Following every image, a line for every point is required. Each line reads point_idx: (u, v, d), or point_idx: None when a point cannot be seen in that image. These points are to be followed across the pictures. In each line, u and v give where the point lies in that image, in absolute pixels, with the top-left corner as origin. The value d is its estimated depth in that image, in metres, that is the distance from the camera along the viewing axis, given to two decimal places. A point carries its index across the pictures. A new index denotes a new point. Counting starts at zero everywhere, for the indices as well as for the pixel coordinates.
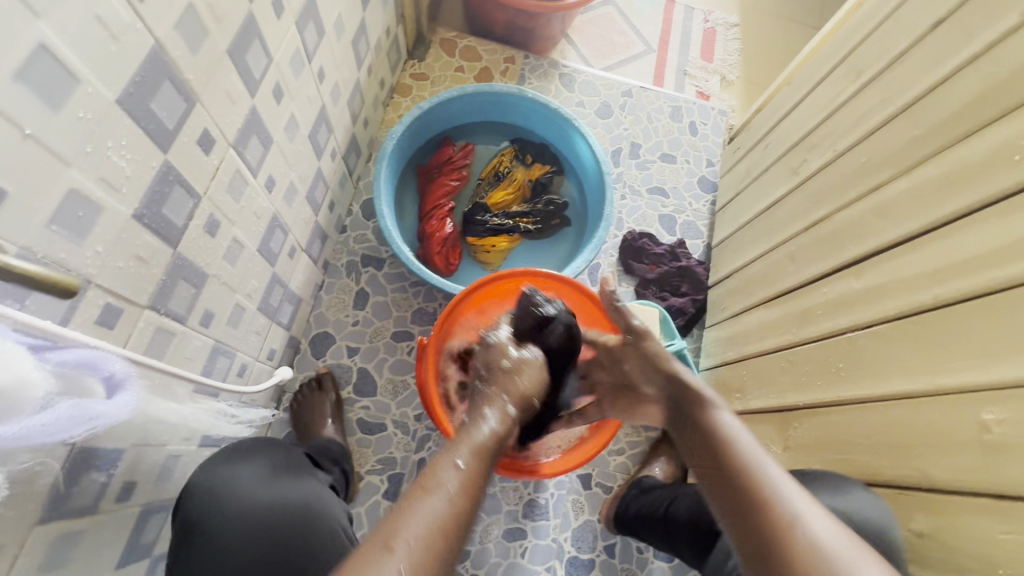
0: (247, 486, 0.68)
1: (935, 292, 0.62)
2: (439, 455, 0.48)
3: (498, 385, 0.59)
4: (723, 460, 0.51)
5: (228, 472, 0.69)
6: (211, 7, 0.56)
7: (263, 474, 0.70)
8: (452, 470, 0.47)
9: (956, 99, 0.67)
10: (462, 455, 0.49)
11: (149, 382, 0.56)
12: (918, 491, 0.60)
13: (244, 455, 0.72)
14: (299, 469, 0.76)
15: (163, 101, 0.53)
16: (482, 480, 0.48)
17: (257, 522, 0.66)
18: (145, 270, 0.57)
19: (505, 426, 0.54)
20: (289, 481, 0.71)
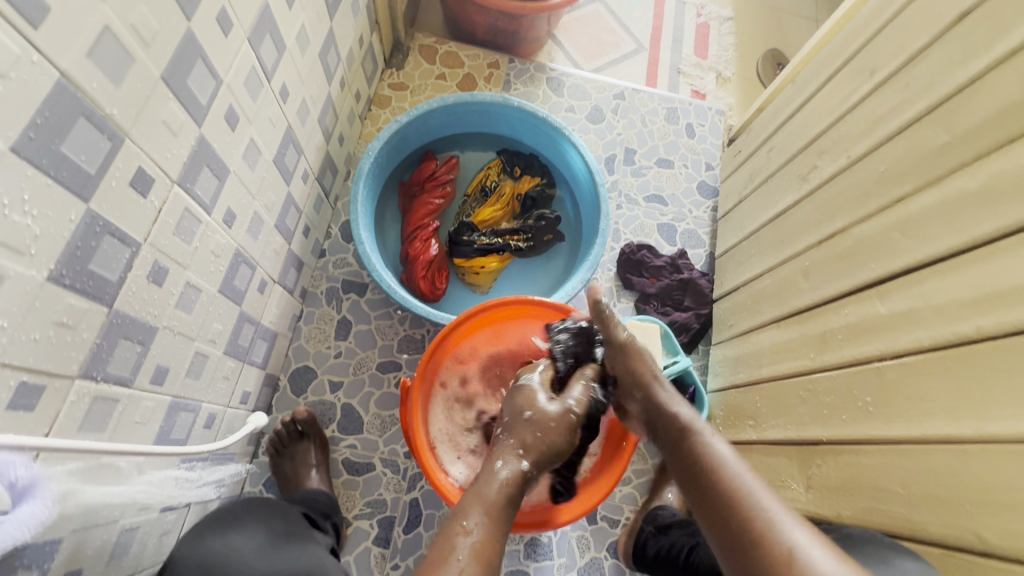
0: (243, 561, 0.60)
1: (978, 322, 0.55)
2: (454, 526, 0.55)
3: (520, 438, 0.64)
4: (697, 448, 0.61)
5: (223, 545, 0.61)
6: (137, 29, 0.48)
7: (264, 543, 0.63)
8: (464, 536, 0.53)
9: (991, 102, 0.60)
10: (473, 521, 0.55)
11: (81, 465, 0.49)
12: (967, 552, 0.52)
13: (238, 523, 0.65)
14: (302, 534, 0.68)
15: (78, 143, 0.45)
16: (493, 544, 0.54)
17: None
18: (69, 337, 0.49)
19: (524, 476, 0.61)
20: (288, 551, 0.63)
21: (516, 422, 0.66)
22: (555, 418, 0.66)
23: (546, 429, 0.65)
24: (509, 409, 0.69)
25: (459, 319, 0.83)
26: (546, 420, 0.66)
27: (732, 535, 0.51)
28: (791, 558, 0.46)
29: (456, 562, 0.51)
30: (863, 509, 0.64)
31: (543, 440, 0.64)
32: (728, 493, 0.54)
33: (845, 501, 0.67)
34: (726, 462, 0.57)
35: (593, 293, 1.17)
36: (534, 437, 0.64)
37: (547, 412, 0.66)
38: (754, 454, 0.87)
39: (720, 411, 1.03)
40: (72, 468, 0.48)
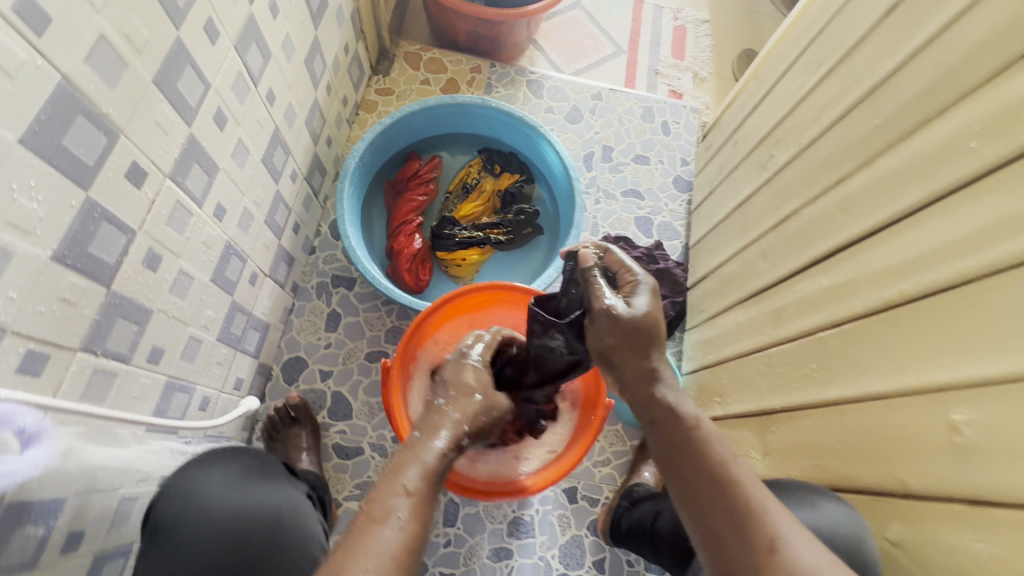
0: (212, 492, 0.68)
1: (900, 287, 0.60)
2: (388, 485, 0.53)
3: (459, 407, 0.63)
4: (684, 433, 0.57)
5: (201, 474, 0.69)
6: (129, 38, 0.54)
7: (238, 476, 0.71)
8: (402, 497, 0.52)
9: (911, 87, 0.65)
10: (412, 480, 0.54)
11: (83, 428, 0.55)
12: (894, 496, 0.56)
13: (215, 459, 0.72)
14: (275, 471, 0.77)
15: (78, 137, 0.51)
16: (430, 503, 0.54)
17: (230, 520, 0.67)
18: (72, 312, 0.55)
19: (456, 445, 0.59)
20: (262, 484, 0.72)
21: (461, 396, 0.65)
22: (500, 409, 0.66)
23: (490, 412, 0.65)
24: (450, 377, 0.69)
25: (451, 293, 0.88)
26: (494, 406, 0.66)
27: (716, 524, 0.52)
28: (773, 549, 0.49)
29: (391, 523, 0.50)
30: (810, 468, 0.68)
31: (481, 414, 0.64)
32: (715, 477, 0.53)
33: (796, 463, 0.71)
34: (713, 444, 0.56)
35: None
36: (479, 419, 0.64)
37: (494, 396, 0.67)
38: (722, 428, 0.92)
39: (692, 392, 1.07)
40: (74, 430, 0.54)
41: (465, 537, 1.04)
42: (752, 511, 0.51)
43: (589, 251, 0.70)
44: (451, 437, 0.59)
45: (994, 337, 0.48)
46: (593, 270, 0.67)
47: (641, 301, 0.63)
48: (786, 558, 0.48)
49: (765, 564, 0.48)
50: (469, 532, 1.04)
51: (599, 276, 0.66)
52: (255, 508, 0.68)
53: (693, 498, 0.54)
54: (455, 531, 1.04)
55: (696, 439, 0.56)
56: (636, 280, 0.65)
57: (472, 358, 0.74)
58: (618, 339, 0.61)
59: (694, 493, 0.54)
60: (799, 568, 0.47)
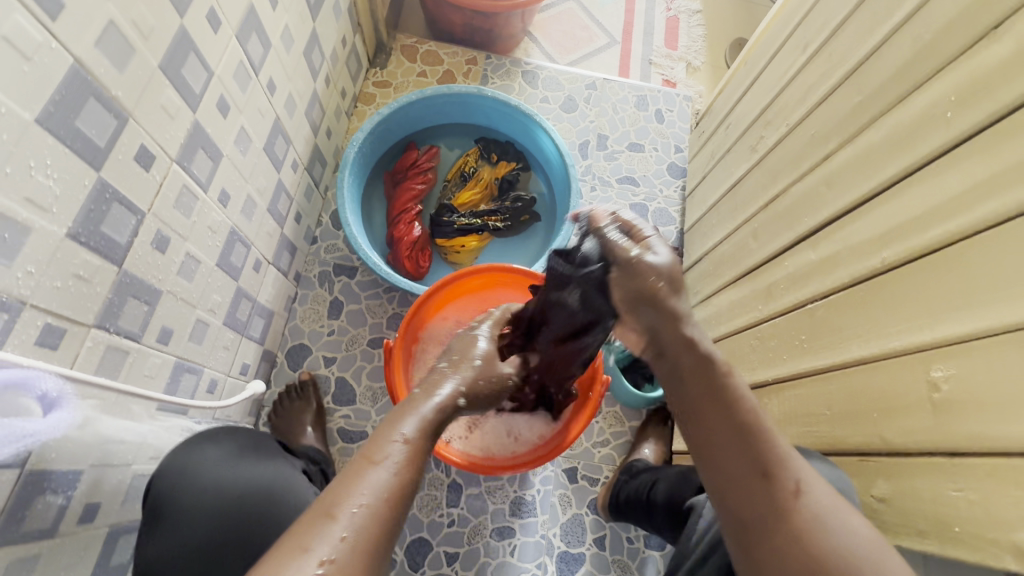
0: (211, 467, 0.70)
1: (882, 256, 0.62)
2: (384, 429, 0.53)
3: (461, 370, 0.66)
4: (711, 385, 0.55)
5: (195, 453, 0.71)
6: (136, 24, 0.56)
7: (231, 452, 0.73)
8: (396, 442, 0.52)
9: (890, 64, 0.67)
10: (409, 428, 0.54)
11: (98, 401, 0.57)
12: (878, 455, 0.58)
13: (211, 437, 0.74)
14: (270, 448, 0.79)
15: (90, 119, 0.53)
16: (424, 452, 0.53)
17: (229, 488, 0.69)
18: (87, 289, 0.57)
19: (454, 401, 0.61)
20: (257, 460, 0.74)
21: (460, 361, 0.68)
22: (495, 372, 0.70)
23: (488, 379, 0.68)
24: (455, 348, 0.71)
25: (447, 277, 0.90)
26: (489, 372, 0.69)
27: (739, 474, 0.51)
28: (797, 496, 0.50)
29: (382, 465, 0.49)
30: (800, 436, 0.71)
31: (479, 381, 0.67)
32: (744, 428, 0.52)
33: (787, 432, 0.74)
34: (740, 397, 0.54)
35: None
36: (477, 382, 0.66)
37: (492, 365, 0.70)
38: None
39: None
40: (88, 403, 0.56)
41: (469, 517, 1.06)
42: (777, 461, 0.51)
43: (601, 210, 0.63)
44: (453, 393, 0.61)
45: (970, 295, 0.51)
46: (608, 227, 0.62)
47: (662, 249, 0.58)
48: (809, 505, 0.49)
49: (786, 513, 0.49)
50: (472, 512, 1.06)
51: (614, 234, 0.61)
52: (251, 482, 0.71)
53: (716, 448, 0.53)
54: (458, 511, 1.06)
55: (723, 391, 0.54)
56: (654, 236, 0.59)
57: (480, 332, 0.76)
58: (651, 284, 0.56)
59: (718, 443, 0.53)
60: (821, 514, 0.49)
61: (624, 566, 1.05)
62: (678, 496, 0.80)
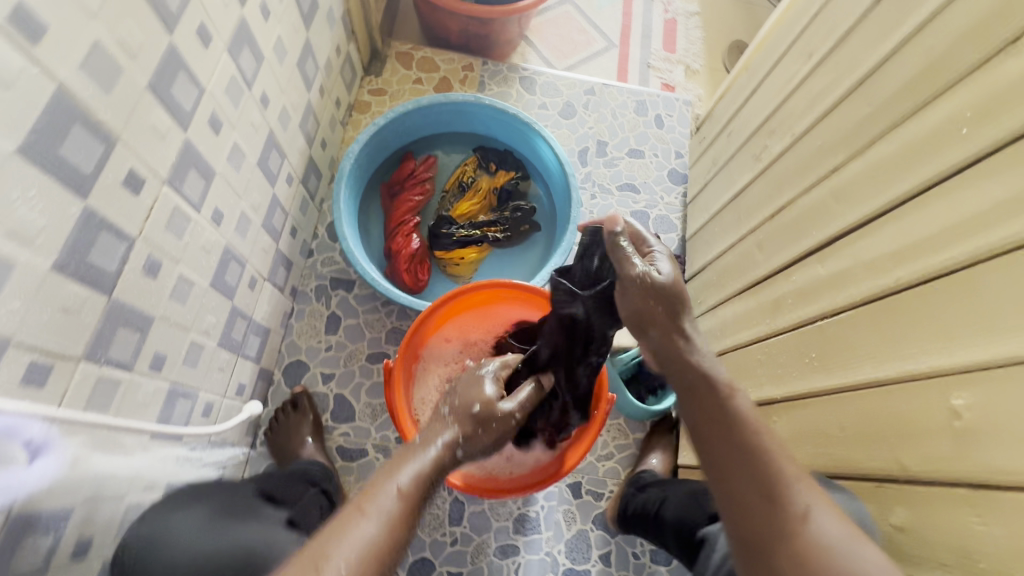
0: (183, 538, 0.63)
1: (896, 274, 0.60)
2: (381, 478, 0.54)
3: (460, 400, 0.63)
4: (717, 404, 0.57)
5: (164, 523, 0.64)
6: (123, 43, 0.54)
7: (206, 518, 0.66)
8: (389, 493, 0.52)
9: (901, 76, 0.65)
10: (404, 477, 0.54)
11: (88, 438, 0.55)
12: (897, 481, 0.57)
13: (183, 501, 0.67)
14: (249, 510, 0.71)
15: (75, 145, 0.51)
16: (417, 504, 0.54)
17: (199, 565, 0.61)
18: (75, 320, 0.54)
19: (451, 449, 0.58)
20: (232, 524, 0.66)
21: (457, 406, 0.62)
22: (499, 412, 0.63)
23: (490, 426, 0.62)
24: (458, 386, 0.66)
25: (455, 291, 0.88)
26: (490, 415, 0.62)
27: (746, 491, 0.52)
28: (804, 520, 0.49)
29: (370, 519, 0.51)
30: (812, 456, 0.69)
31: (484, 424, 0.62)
32: (749, 452, 0.54)
33: (797, 451, 0.72)
34: (745, 417, 0.56)
35: None
36: (476, 431, 0.61)
37: (493, 408, 0.62)
38: None
39: None
40: (80, 440, 0.54)
41: (472, 535, 1.04)
42: (783, 485, 0.52)
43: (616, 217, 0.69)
44: (451, 441, 0.59)
45: (990, 319, 0.49)
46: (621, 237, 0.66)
47: (670, 265, 0.65)
48: (816, 530, 0.49)
49: (795, 532, 0.49)
50: (476, 530, 1.05)
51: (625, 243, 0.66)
52: (216, 558, 0.62)
53: (722, 466, 0.54)
54: (461, 529, 1.05)
55: (727, 410, 0.57)
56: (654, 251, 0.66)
57: (487, 370, 0.69)
58: (650, 307, 0.62)
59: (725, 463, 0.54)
60: (830, 541, 0.48)
61: None
62: (691, 512, 0.78)
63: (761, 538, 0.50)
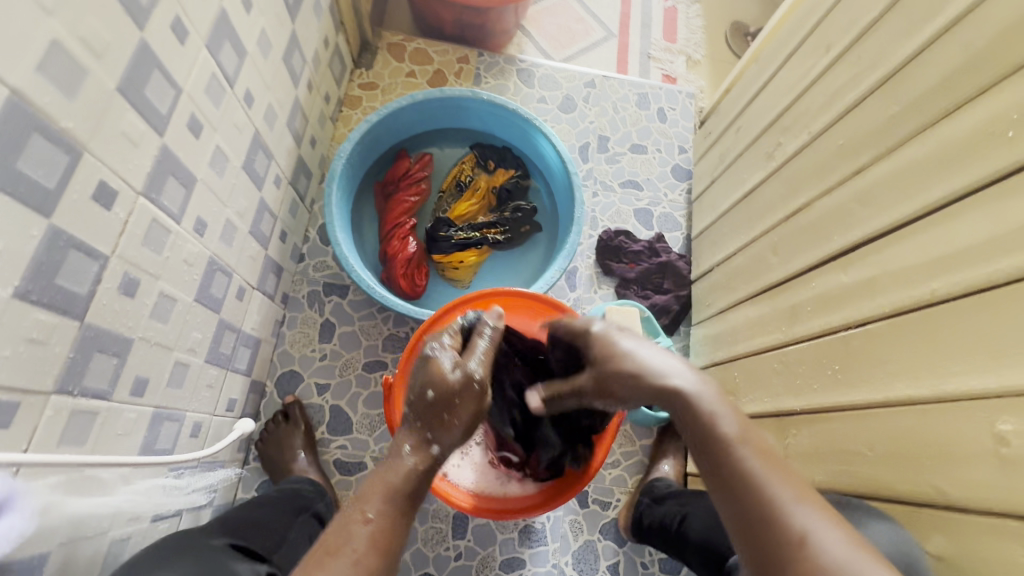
0: None
1: (931, 286, 0.57)
2: (346, 509, 0.50)
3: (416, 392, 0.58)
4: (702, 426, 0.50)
5: None
6: (87, 42, 0.48)
7: None
8: (359, 527, 0.49)
9: (934, 73, 0.61)
10: (371, 506, 0.50)
11: (64, 479, 0.51)
12: (934, 506, 0.54)
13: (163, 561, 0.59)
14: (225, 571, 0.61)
15: (34, 158, 0.45)
16: (392, 529, 0.50)
17: None
18: (42, 351, 0.49)
19: (416, 455, 0.54)
20: None
21: (417, 399, 0.57)
22: (455, 385, 0.57)
23: (451, 405, 0.56)
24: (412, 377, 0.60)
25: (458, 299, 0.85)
26: (447, 393, 0.56)
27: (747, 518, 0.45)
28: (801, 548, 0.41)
29: (339, 556, 0.46)
30: (836, 473, 0.66)
31: (441, 406, 0.56)
32: (731, 474, 0.47)
33: (820, 467, 0.69)
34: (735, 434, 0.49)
35: (574, 281, 1.18)
36: (439, 418, 0.56)
37: (444, 379, 0.57)
38: None
39: None
40: (53, 482, 0.49)
41: (476, 549, 1.01)
42: (778, 507, 0.44)
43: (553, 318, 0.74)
44: (414, 451, 0.54)
45: None
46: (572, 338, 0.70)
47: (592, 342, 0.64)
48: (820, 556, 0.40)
49: (801, 564, 0.41)
50: (480, 544, 1.01)
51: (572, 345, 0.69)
52: None
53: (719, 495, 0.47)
54: (465, 543, 1.01)
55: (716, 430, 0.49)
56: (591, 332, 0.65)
57: (436, 346, 0.62)
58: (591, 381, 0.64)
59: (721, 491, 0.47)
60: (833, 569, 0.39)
61: None
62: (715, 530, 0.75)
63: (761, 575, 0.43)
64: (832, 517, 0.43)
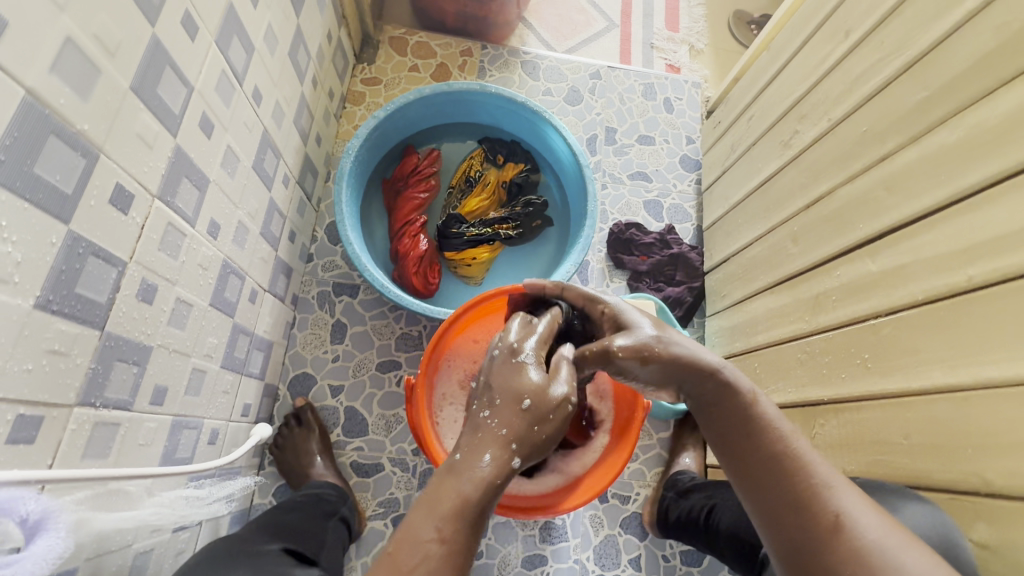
0: None
1: (968, 273, 0.56)
2: (412, 522, 0.46)
3: (500, 405, 0.53)
4: (736, 411, 0.52)
5: None
6: (100, 38, 0.46)
7: None
8: (428, 545, 0.45)
9: (965, 58, 0.61)
10: (442, 523, 0.46)
11: (89, 493, 0.49)
12: (975, 494, 0.54)
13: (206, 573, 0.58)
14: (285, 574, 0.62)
15: (51, 162, 0.43)
16: (463, 547, 0.46)
17: None
18: (63, 363, 0.48)
19: (499, 468, 0.49)
20: None
21: (506, 401, 0.53)
22: (554, 400, 0.54)
23: (543, 420, 0.52)
24: (496, 380, 0.55)
25: (484, 294, 0.83)
26: (544, 410, 0.53)
27: (777, 499, 0.47)
28: (838, 527, 0.44)
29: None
30: (868, 462, 0.66)
31: (532, 426, 0.52)
32: (774, 452, 0.49)
33: (851, 457, 0.69)
34: (770, 420, 0.51)
35: (586, 275, 1.17)
36: (529, 430, 0.51)
37: (547, 397, 0.53)
38: None
39: None
40: (80, 497, 0.48)
41: (497, 547, 1.00)
42: (814, 490, 0.46)
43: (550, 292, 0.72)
44: (495, 464, 0.49)
45: None
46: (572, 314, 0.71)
47: (630, 318, 0.63)
48: (853, 539, 0.43)
49: (830, 542, 0.44)
50: (501, 542, 1.01)
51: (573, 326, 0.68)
52: None
53: (746, 475, 0.50)
54: (486, 542, 1.00)
55: (749, 416, 0.52)
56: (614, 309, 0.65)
57: (527, 354, 0.58)
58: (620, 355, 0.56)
59: (748, 471, 0.50)
60: (869, 547, 0.43)
61: None
62: (745, 520, 0.74)
63: (792, 542, 0.46)
64: (866, 502, 0.46)
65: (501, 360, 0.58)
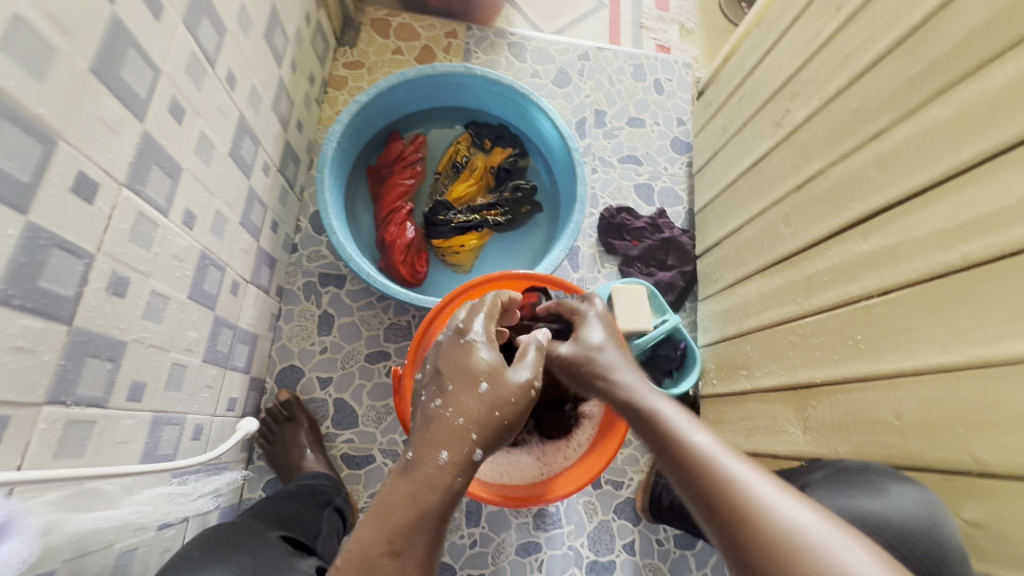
0: None
1: (962, 251, 0.55)
2: (365, 533, 0.46)
3: (452, 395, 0.53)
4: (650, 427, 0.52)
5: None
6: (53, 16, 0.43)
7: None
8: (383, 561, 0.44)
9: (959, 30, 0.59)
10: (395, 536, 0.45)
11: (63, 495, 0.47)
12: (968, 473, 0.54)
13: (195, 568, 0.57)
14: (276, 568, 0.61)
15: (4, 148, 0.41)
16: (423, 555, 0.46)
17: None
18: (29, 361, 0.46)
19: (456, 464, 0.50)
20: None
21: (462, 389, 0.53)
22: (511, 386, 0.55)
23: (505, 405, 0.54)
24: (445, 365, 0.56)
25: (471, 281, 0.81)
26: (503, 394, 0.54)
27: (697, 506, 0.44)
28: (742, 520, 0.40)
29: None
30: (861, 444, 0.66)
31: (485, 411, 0.52)
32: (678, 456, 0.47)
33: (844, 439, 0.68)
34: (673, 424, 0.50)
35: (577, 261, 1.15)
36: (488, 417, 0.52)
37: (504, 381, 0.55)
38: (751, 403, 0.89)
39: (712, 364, 1.04)
40: (53, 498, 0.46)
41: (491, 535, 1.00)
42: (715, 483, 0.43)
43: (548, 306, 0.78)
44: (450, 460, 0.49)
45: None
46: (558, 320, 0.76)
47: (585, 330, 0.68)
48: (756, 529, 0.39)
49: (743, 541, 0.39)
50: (494, 530, 1.00)
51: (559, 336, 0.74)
52: None
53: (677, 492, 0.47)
54: (480, 531, 1.00)
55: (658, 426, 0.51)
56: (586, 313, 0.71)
57: (475, 333, 0.59)
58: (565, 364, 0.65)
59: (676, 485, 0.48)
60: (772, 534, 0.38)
61: (656, 570, 1.02)
62: None
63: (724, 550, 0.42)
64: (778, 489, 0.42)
65: (452, 342, 0.59)
